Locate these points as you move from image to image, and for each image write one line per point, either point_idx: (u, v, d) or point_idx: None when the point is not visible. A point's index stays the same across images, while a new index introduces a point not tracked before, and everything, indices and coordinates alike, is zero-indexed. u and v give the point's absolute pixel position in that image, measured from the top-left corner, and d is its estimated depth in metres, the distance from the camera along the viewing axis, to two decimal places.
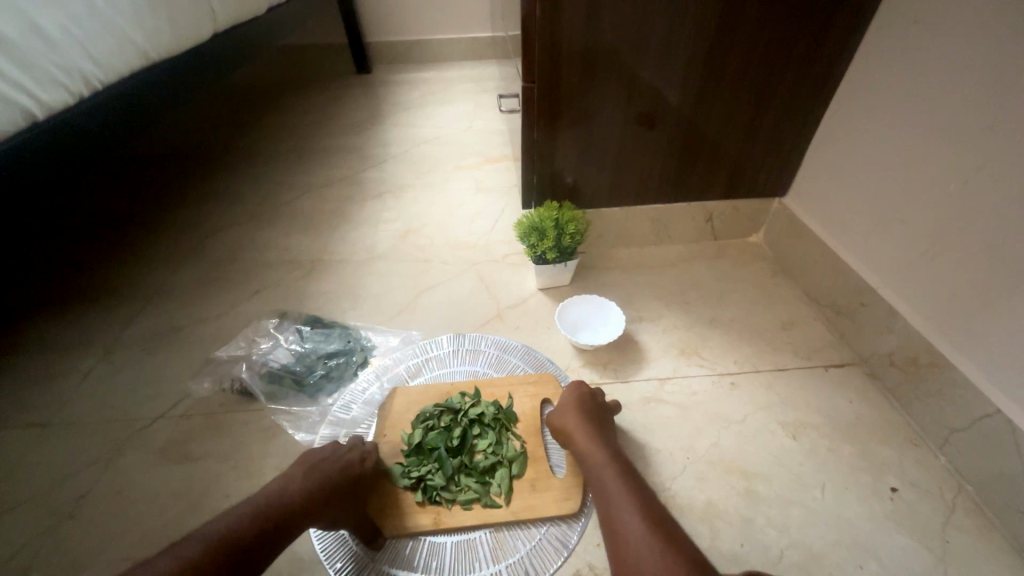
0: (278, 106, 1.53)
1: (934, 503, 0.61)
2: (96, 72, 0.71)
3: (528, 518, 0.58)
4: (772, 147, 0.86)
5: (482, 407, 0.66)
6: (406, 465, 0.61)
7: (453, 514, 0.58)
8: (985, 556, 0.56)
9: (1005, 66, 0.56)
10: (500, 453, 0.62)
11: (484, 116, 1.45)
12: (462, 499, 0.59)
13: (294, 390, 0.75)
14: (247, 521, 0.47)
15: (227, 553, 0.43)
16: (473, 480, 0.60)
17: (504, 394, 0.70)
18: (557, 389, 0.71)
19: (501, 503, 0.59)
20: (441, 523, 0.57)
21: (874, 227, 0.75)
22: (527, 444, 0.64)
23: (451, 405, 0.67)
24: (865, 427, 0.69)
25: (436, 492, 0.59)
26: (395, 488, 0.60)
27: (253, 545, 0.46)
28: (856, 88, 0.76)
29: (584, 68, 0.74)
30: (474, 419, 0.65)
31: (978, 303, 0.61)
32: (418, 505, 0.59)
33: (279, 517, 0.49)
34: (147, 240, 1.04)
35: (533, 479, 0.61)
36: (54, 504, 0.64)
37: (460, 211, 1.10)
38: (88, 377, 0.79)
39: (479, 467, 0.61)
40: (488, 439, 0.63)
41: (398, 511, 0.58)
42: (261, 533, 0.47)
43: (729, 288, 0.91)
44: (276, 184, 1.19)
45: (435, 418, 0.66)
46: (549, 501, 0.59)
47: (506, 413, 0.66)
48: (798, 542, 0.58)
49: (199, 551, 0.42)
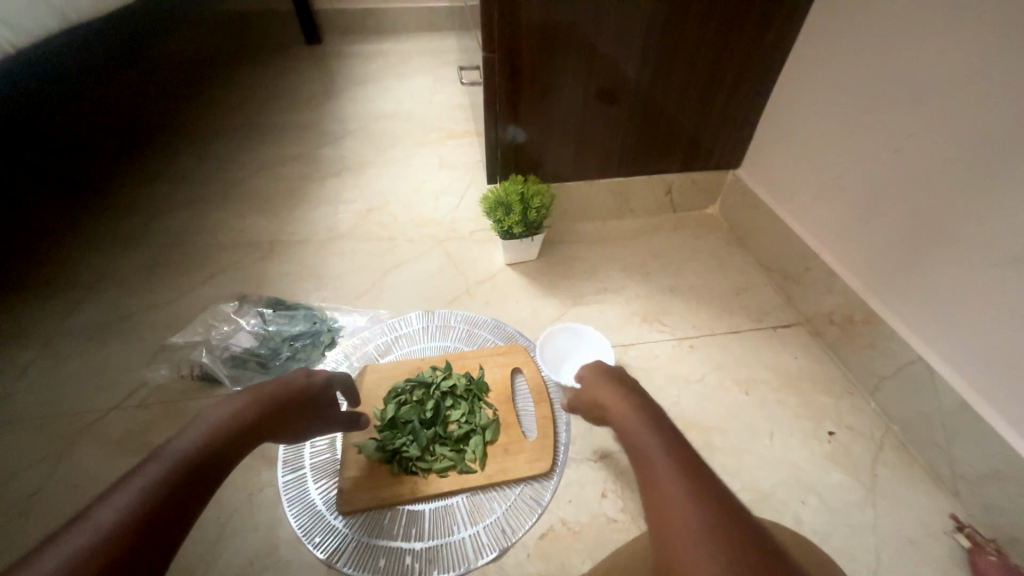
0: (222, 78, 1.43)
1: (866, 443, 0.68)
2: (8, 36, 0.64)
3: (503, 481, 0.61)
4: (726, 120, 0.89)
5: (455, 379, 0.68)
6: (380, 440, 0.62)
7: (429, 483, 0.60)
8: (906, 484, 0.64)
9: (930, 41, 0.60)
10: (473, 421, 0.64)
11: (444, 90, 1.41)
12: (438, 467, 0.60)
13: (259, 373, 0.73)
14: (184, 458, 0.42)
15: (169, 499, 0.38)
16: (448, 449, 0.62)
17: (475, 365, 0.71)
18: (526, 358, 0.73)
19: (476, 469, 0.61)
20: (419, 491, 0.59)
21: (817, 195, 0.80)
22: (499, 411, 0.66)
23: (423, 379, 0.67)
24: (808, 380, 0.75)
25: (413, 463, 0.60)
26: (371, 463, 0.61)
27: (196, 483, 0.41)
28: (801, 63, 0.79)
29: (544, 44, 0.74)
30: (447, 391, 0.67)
31: (905, 262, 0.66)
32: (395, 476, 0.60)
33: (218, 447, 0.44)
34: (84, 224, 0.97)
35: (507, 444, 0.63)
36: (3, 504, 0.60)
37: (424, 187, 1.09)
38: (29, 371, 0.74)
39: (454, 436, 0.62)
40: (461, 409, 0.65)
41: (375, 483, 0.59)
42: (204, 467, 0.42)
43: (687, 257, 0.95)
44: (225, 163, 1.13)
45: (408, 393, 0.66)
46: (523, 462, 0.62)
47: (478, 383, 0.67)
48: (750, 485, 0.64)
49: (120, 513, 0.35)
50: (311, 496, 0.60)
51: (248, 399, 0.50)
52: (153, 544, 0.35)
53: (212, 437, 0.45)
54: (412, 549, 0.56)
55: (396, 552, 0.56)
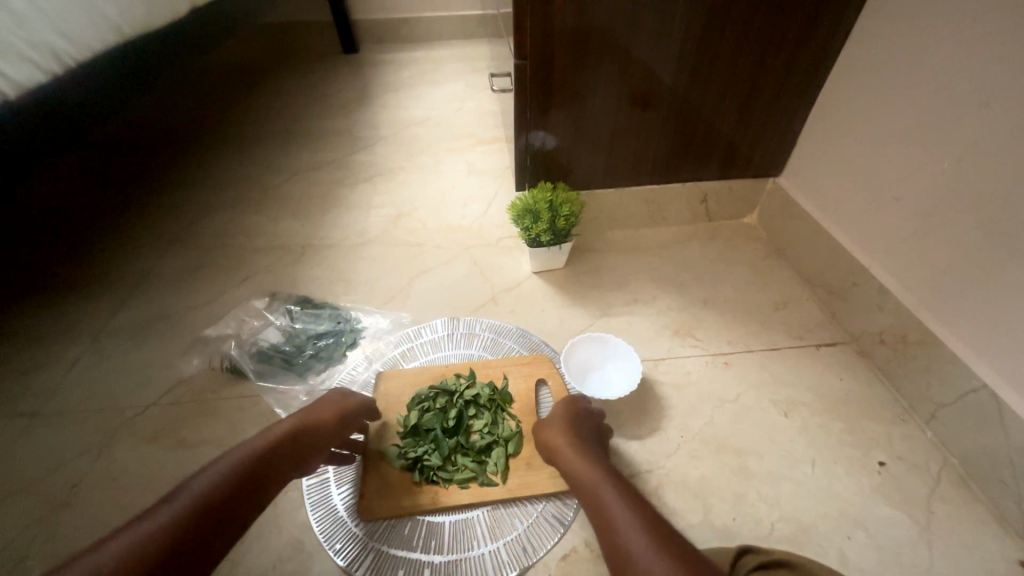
0: (263, 86, 1.48)
1: (921, 476, 0.63)
2: (67, 49, 0.67)
3: (525, 495, 0.59)
4: (768, 125, 0.85)
5: (478, 388, 0.66)
6: (402, 446, 0.61)
7: (451, 494, 0.59)
8: (967, 525, 0.59)
9: (1001, 43, 0.55)
10: (496, 432, 0.63)
11: (476, 96, 1.41)
12: (459, 478, 0.59)
13: (283, 369, 0.75)
14: (208, 488, 0.42)
15: (182, 535, 0.38)
16: (469, 459, 0.61)
17: (498, 374, 0.70)
18: (551, 369, 0.71)
19: (497, 482, 0.60)
20: (440, 501, 0.58)
21: (868, 206, 0.75)
22: (522, 423, 0.65)
23: (446, 387, 0.66)
24: (855, 403, 0.70)
25: (433, 472, 0.60)
26: (393, 470, 0.60)
27: (212, 520, 0.40)
28: (851, 68, 0.75)
29: (576, 47, 0.72)
30: (470, 400, 0.65)
31: (969, 279, 0.61)
32: (416, 484, 0.59)
33: (239, 483, 0.44)
34: (133, 226, 1.02)
35: (530, 457, 0.62)
36: (49, 493, 0.63)
37: (452, 193, 1.09)
38: (77, 366, 0.78)
39: (476, 447, 0.61)
40: (483, 419, 0.64)
41: (397, 491, 0.59)
42: (223, 503, 0.42)
43: (723, 269, 0.91)
44: (262, 169, 1.16)
45: (431, 400, 0.65)
46: (547, 478, 0.60)
47: (501, 394, 0.66)
48: (789, 515, 0.60)
49: (132, 547, 0.36)
50: (333, 501, 0.60)
51: (281, 429, 0.51)
52: None
53: (240, 466, 0.45)
54: (430, 561, 0.55)
55: (415, 564, 0.55)
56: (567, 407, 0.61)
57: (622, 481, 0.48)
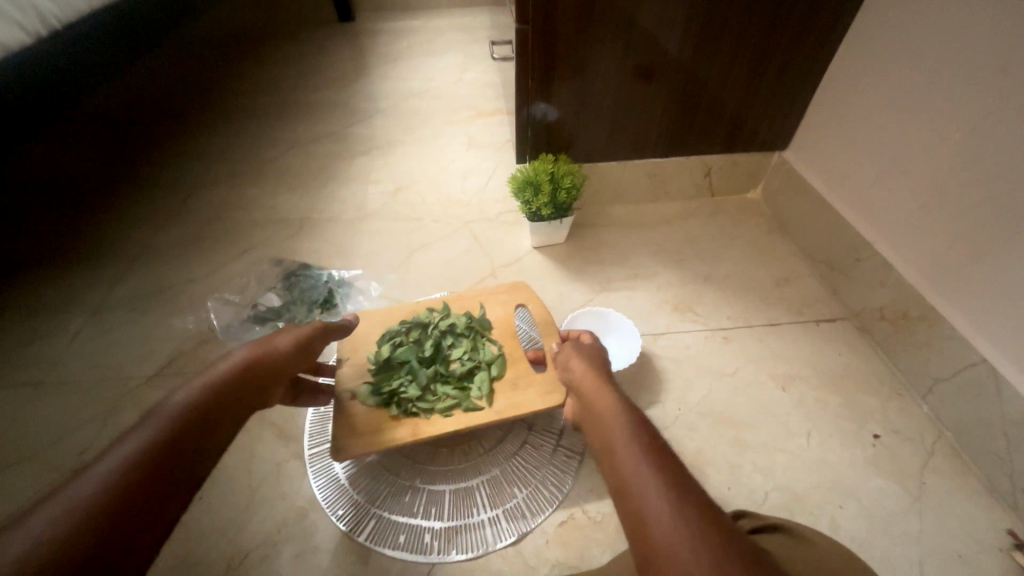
0: (257, 56, 1.44)
1: (915, 448, 0.63)
2: (52, 9, 0.66)
3: (512, 416, 0.57)
4: (774, 99, 0.83)
5: (453, 319, 0.66)
6: (375, 383, 0.59)
7: (432, 423, 0.56)
8: (959, 496, 0.60)
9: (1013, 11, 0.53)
10: (477, 357, 0.62)
11: (476, 66, 1.37)
12: (441, 406, 0.57)
13: None
14: (180, 414, 0.41)
15: (168, 450, 0.38)
16: (450, 387, 0.59)
17: (475, 305, 0.69)
18: (531, 295, 0.69)
19: (482, 406, 0.57)
20: (421, 433, 0.55)
21: (872, 181, 0.74)
22: (504, 347, 0.64)
23: (420, 320, 0.65)
24: (852, 378, 0.71)
25: (412, 403, 0.57)
26: (367, 408, 0.57)
27: (196, 435, 0.40)
28: (862, 37, 0.72)
29: (581, 17, 0.70)
30: (446, 330, 0.64)
31: (974, 254, 0.60)
32: (393, 418, 0.56)
33: (214, 400, 0.44)
34: (128, 198, 1.01)
35: (514, 378, 0.60)
36: (54, 460, 0.65)
37: (451, 166, 1.07)
38: (78, 337, 0.78)
39: (455, 373, 0.60)
40: (462, 347, 0.63)
41: (371, 428, 0.56)
42: (202, 419, 0.42)
43: (726, 244, 0.90)
44: (259, 141, 1.14)
45: (403, 335, 0.64)
46: (535, 395, 0.58)
47: (479, 321, 0.65)
48: (783, 485, 0.61)
49: (117, 466, 0.36)
50: (335, 470, 0.62)
51: (246, 352, 0.49)
52: (153, 489, 0.36)
53: (213, 388, 0.44)
54: (431, 527, 0.56)
55: (416, 530, 0.56)
56: (600, 352, 0.59)
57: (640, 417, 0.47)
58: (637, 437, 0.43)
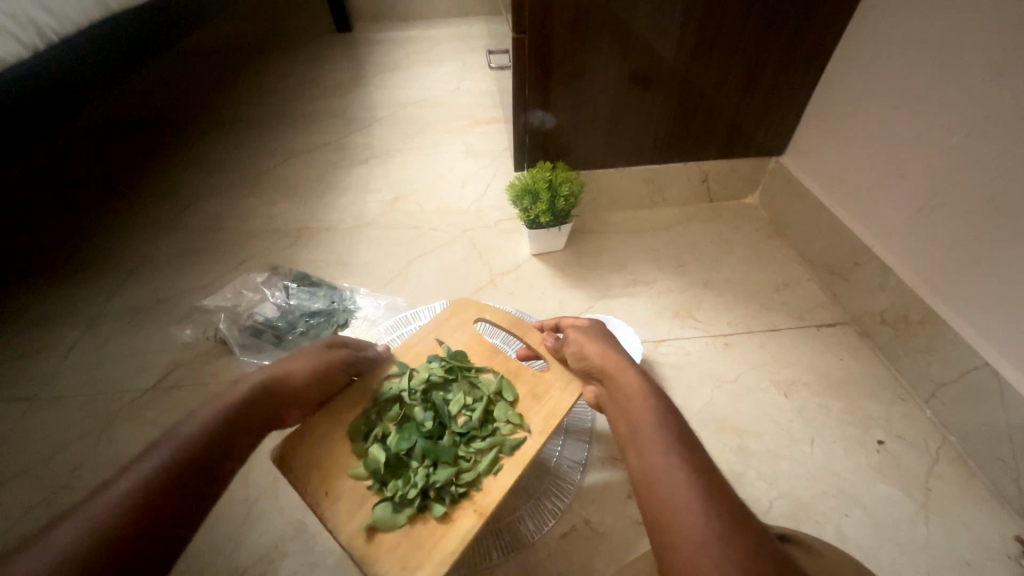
0: (255, 66, 1.44)
1: (919, 454, 0.63)
2: (49, 23, 0.66)
3: (557, 424, 0.52)
4: (770, 106, 0.83)
5: (424, 374, 0.55)
6: (394, 496, 0.46)
7: (489, 488, 0.47)
8: (965, 502, 0.59)
9: (1003, 19, 0.54)
10: (479, 395, 0.54)
11: (473, 75, 1.38)
12: (486, 465, 0.47)
13: (272, 345, 0.75)
14: (198, 434, 0.39)
15: (195, 464, 0.37)
16: (479, 442, 0.50)
17: (432, 343, 0.60)
18: (479, 307, 0.63)
19: (524, 435, 0.50)
20: (485, 508, 0.45)
21: (870, 186, 0.74)
22: (497, 367, 0.57)
23: (389, 396, 0.53)
24: (854, 383, 0.70)
25: (454, 486, 0.46)
26: (402, 531, 0.44)
27: (222, 449, 0.39)
28: (855, 44, 0.73)
29: (576, 25, 0.70)
30: (426, 389, 0.54)
31: (973, 258, 0.60)
32: (444, 517, 0.45)
33: (241, 414, 0.42)
34: (125, 209, 1.00)
35: (531, 388, 0.55)
36: (49, 476, 0.64)
37: (449, 175, 1.07)
38: (73, 350, 0.77)
39: (473, 425, 0.51)
40: (457, 394, 0.53)
41: (424, 545, 0.43)
42: (228, 433, 0.40)
43: (725, 250, 0.90)
44: (256, 151, 1.14)
45: (381, 426, 0.51)
46: (559, 393, 0.54)
47: (454, 356, 0.57)
48: (788, 493, 0.60)
49: (143, 479, 0.34)
50: None
51: (268, 371, 0.47)
52: (176, 505, 0.35)
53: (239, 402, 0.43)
54: None
55: None
56: (606, 329, 0.55)
57: (668, 405, 0.43)
58: (665, 428, 0.40)
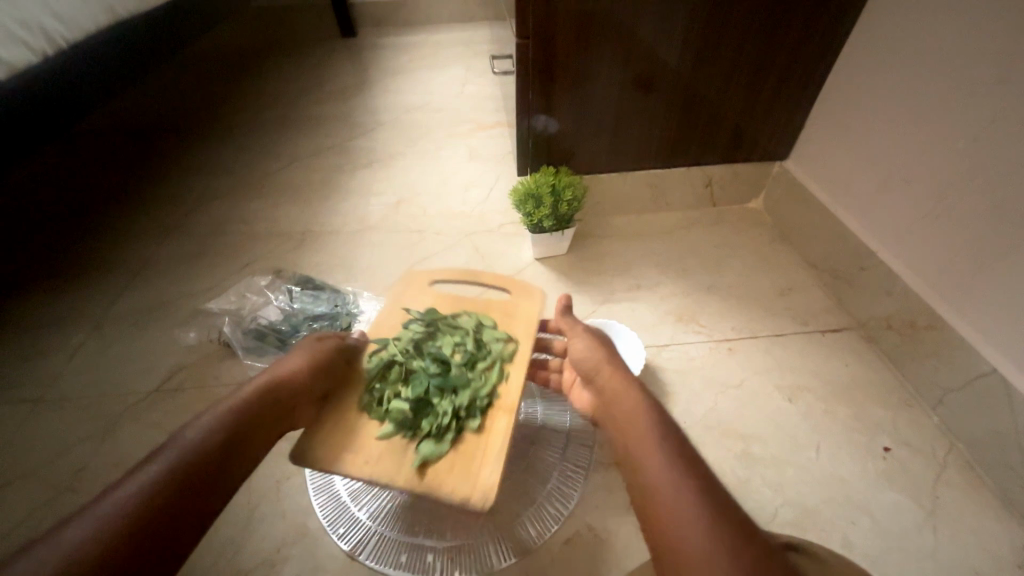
0: (261, 71, 1.45)
1: (927, 461, 0.62)
2: (59, 29, 0.67)
3: (536, 327, 0.58)
4: (774, 110, 0.83)
5: (406, 337, 0.56)
6: (430, 430, 0.49)
7: (507, 392, 0.52)
8: (973, 510, 0.58)
9: (1007, 25, 0.54)
10: (462, 330, 0.57)
11: (477, 80, 1.39)
12: (496, 376, 0.53)
13: (276, 348, 0.75)
14: (200, 443, 0.39)
15: (195, 473, 0.38)
16: (482, 363, 0.54)
17: (399, 313, 0.61)
18: (427, 271, 0.66)
19: (515, 344, 0.56)
20: (510, 405, 0.51)
21: (875, 191, 0.74)
22: (465, 309, 0.61)
23: (383, 366, 0.53)
24: (860, 389, 0.70)
25: (478, 402, 0.51)
26: (451, 453, 0.48)
27: (223, 458, 0.40)
28: (860, 49, 0.73)
29: (580, 31, 0.70)
30: (414, 346, 0.55)
31: (980, 264, 0.60)
32: (480, 428, 0.49)
33: (243, 421, 0.42)
34: (131, 212, 1.01)
35: (502, 312, 0.60)
36: (53, 478, 0.64)
37: (453, 179, 1.07)
38: (78, 353, 0.77)
39: (471, 354, 0.55)
40: (444, 338, 0.56)
41: (474, 456, 0.47)
42: (230, 442, 0.41)
43: (729, 255, 0.89)
44: (261, 155, 1.15)
45: (387, 388, 0.52)
46: (527, 306, 0.60)
47: (427, 314, 0.59)
48: (793, 500, 0.59)
49: (144, 488, 0.35)
50: (337, 488, 0.61)
51: (266, 378, 0.47)
52: (175, 514, 0.35)
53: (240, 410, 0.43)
54: (434, 547, 0.55)
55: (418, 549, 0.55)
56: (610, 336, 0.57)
57: (667, 420, 0.42)
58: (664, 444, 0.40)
